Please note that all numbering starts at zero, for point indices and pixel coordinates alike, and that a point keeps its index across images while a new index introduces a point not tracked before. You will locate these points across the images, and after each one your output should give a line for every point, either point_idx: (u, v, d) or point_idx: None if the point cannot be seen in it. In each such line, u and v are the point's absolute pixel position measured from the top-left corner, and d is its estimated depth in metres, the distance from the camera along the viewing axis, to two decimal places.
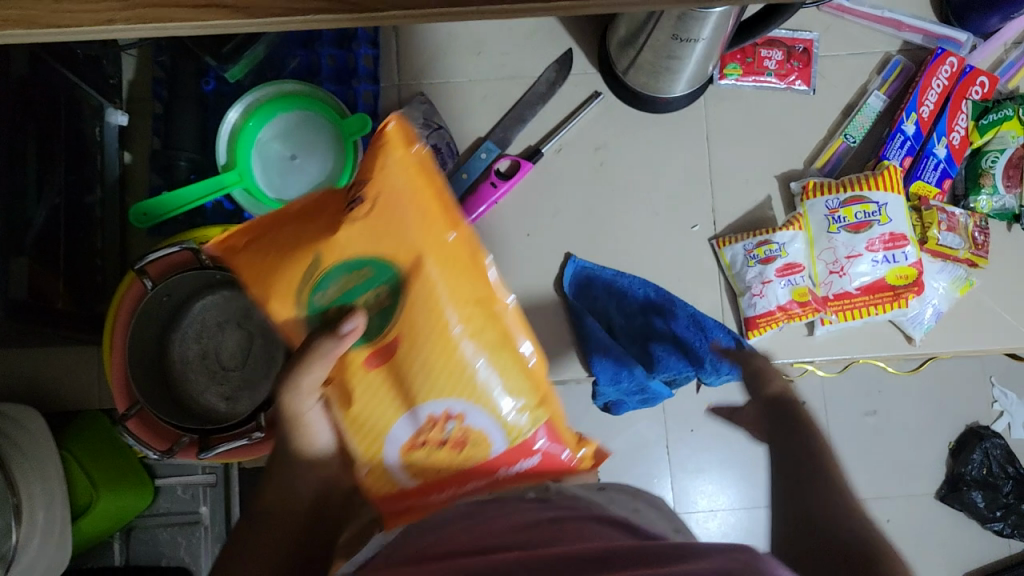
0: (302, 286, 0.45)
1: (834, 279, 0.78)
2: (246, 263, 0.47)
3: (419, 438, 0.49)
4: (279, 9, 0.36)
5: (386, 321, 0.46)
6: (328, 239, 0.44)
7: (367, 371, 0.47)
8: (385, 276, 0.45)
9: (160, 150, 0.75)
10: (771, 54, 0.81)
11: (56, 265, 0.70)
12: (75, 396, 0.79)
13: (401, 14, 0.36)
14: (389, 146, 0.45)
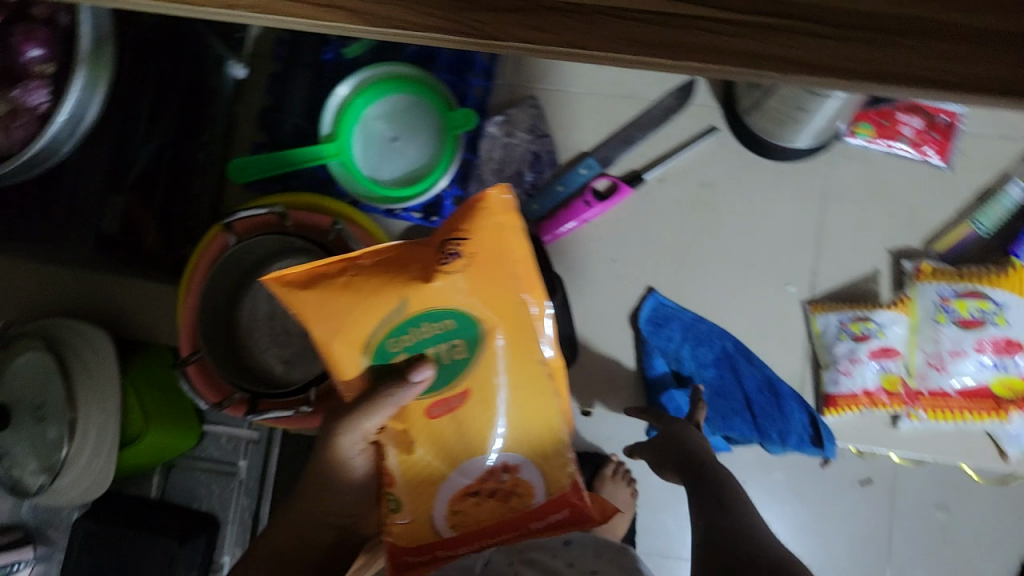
0: (377, 334, 0.43)
1: (931, 373, 0.74)
2: (309, 309, 0.42)
3: (470, 486, 0.48)
4: (400, 21, 0.34)
5: (456, 375, 0.46)
6: (419, 292, 0.42)
7: (429, 419, 0.47)
8: (466, 329, 0.45)
9: (269, 109, 0.76)
10: (909, 121, 0.75)
11: (151, 206, 0.71)
12: (144, 331, 0.80)
13: (520, 49, 0.34)
14: (489, 206, 0.43)
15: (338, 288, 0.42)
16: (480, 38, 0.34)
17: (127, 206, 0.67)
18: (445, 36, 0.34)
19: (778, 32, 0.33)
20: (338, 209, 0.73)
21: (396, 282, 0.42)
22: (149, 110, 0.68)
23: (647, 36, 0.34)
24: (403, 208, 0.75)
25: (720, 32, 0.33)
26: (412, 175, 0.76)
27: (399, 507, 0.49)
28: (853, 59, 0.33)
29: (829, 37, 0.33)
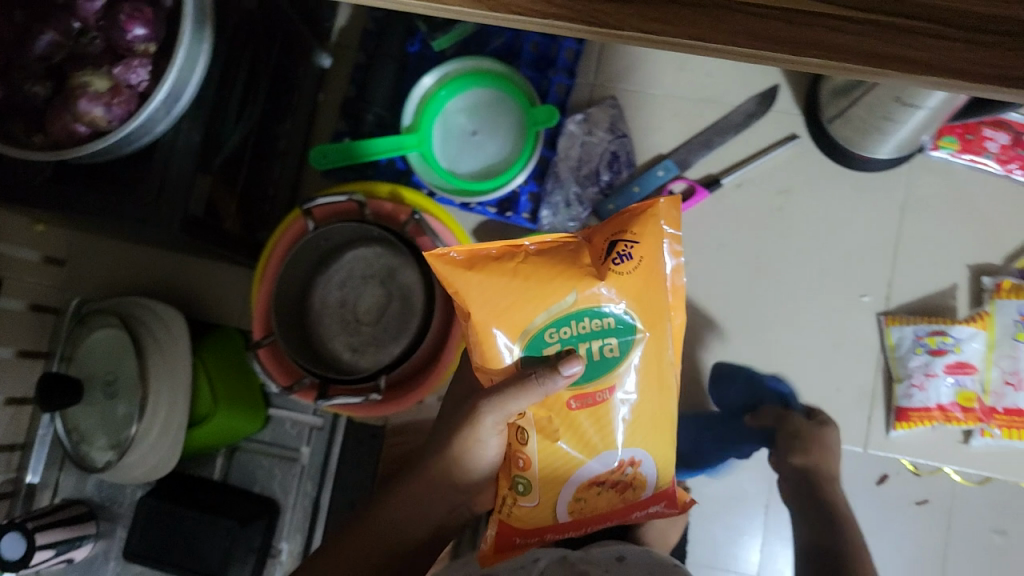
0: (536, 324, 0.44)
1: (1008, 391, 0.72)
2: (475, 290, 0.43)
3: (597, 476, 0.47)
4: (519, 7, 0.31)
5: (599, 375, 0.45)
6: (585, 286, 0.43)
7: (567, 412, 0.45)
8: (623, 330, 0.44)
9: (353, 99, 0.76)
10: (996, 136, 0.74)
11: (234, 189, 0.71)
12: (219, 311, 0.82)
13: (637, 39, 0.32)
14: (661, 210, 0.44)
15: (505, 273, 0.43)
16: (597, 27, 0.31)
17: (212, 186, 0.67)
18: (561, 23, 0.32)
19: (904, 30, 0.30)
20: (415, 200, 0.73)
21: (563, 274, 0.43)
22: (241, 94, 0.68)
23: (769, 29, 0.31)
24: (474, 201, 0.75)
25: (848, 30, 0.31)
26: (490, 170, 0.75)
27: (528, 491, 0.48)
28: (986, 58, 0.30)
29: (960, 38, 0.30)
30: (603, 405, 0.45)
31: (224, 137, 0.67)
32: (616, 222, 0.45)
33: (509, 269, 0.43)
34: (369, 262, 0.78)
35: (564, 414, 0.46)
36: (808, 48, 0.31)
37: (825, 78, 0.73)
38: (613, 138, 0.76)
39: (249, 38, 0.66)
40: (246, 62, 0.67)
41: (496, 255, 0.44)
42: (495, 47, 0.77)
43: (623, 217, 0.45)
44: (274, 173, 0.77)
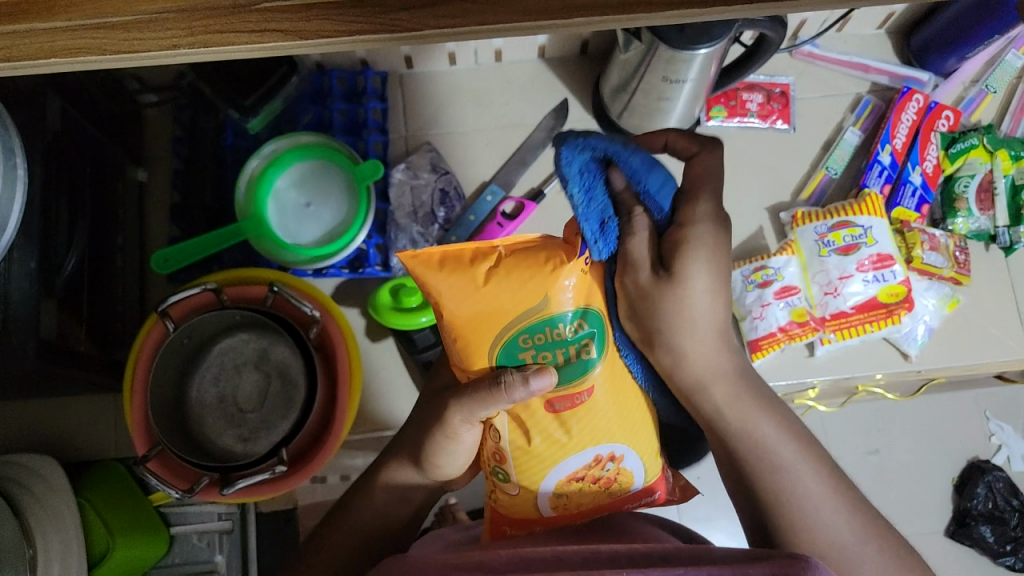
0: (511, 330, 0.48)
1: (829, 300, 0.82)
2: (453, 298, 0.46)
3: (577, 474, 0.53)
4: (327, 30, 0.39)
5: (575, 374, 0.49)
6: (557, 290, 0.47)
7: (545, 412, 0.50)
8: (590, 332, 0.49)
9: (181, 202, 0.79)
10: (752, 97, 0.88)
11: (80, 312, 0.71)
12: (90, 446, 0.79)
13: (432, 35, 0.40)
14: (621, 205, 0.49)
15: (482, 280, 0.46)
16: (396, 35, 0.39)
17: (58, 312, 0.67)
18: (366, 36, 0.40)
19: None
20: (269, 276, 0.76)
21: (541, 275, 0.46)
22: (67, 217, 0.69)
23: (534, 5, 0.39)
24: (326, 265, 0.78)
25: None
26: (331, 234, 0.79)
27: (507, 479, 0.55)
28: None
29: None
30: (580, 407, 0.50)
31: (59, 261, 0.68)
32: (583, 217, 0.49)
33: (484, 274, 0.46)
34: (239, 349, 0.78)
35: (542, 417, 0.50)
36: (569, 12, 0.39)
37: (604, 82, 0.83)
38: (439, 175, 0.82)
39: (61, 162, 0.68)
40: (63, 186, 0.68)
41: (471, 260, 0.46)
42: (306, 124, 0.83)
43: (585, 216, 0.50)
44: (119, 291, 0.77)
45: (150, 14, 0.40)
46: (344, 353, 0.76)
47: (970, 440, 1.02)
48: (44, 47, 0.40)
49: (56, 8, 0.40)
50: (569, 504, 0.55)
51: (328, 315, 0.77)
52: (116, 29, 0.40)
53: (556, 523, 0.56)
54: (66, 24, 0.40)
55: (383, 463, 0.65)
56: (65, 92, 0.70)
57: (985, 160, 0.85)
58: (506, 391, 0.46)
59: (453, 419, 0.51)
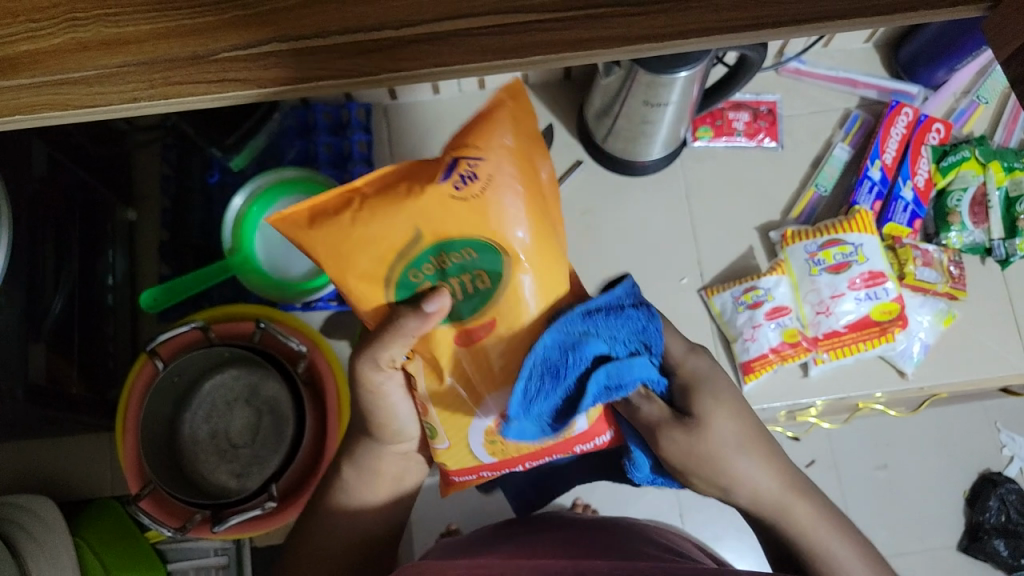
0: (395, 270, 0.45)
1: (822, 319, 0.81)
2: (322, 246, 0.44)
3: (503, 422, 0.51)
4: (287, 78, 0.40)
5: (472, 308, 0.47)
6: (427, 223, 0.43)
7: (452, 348, 0.48)
8: (482, 257, 0.45)
9: (170, 240, 0.80)
10: (739, 116, 0.87)
11: (70, 354, 0.72)
12: (86, 485, 0.80)
13: (393, 78, 0.40)
14: (495, 122, 0.44)
15: (346, 226, 0.43)
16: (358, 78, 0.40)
17: (48, 353, 0.68)
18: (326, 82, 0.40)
19: (596, 18, 0.40)
20: (259, 312, 0.77)
21: (402, 209, 0.43)
22: (54, 259, 0.70)
23: (494, 44, 0.40)
24: (315, 298, 0.79)
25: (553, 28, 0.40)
26: (320, 266, 0.80)
27: (436, 435, 0.54)
28: (663, 23, 0.40)
29: (642, 13, 0.40)
30: (483, 339, 0.47)
31: (48, 303, 0.68)
32: (456, 140, 0.44)
33: (351, 218, 0.43)
34: (229, 385, 0.79)
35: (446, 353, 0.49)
36: (529, 49, 0.40)
37: (587, 106, 0.83)
38: None
39: (47, 206, 0.69)
40: (50, 231, 0.69)
41: (338, 208, 0.44)
42: (293, 158, 0.84)
43: (467, 132, 0.45)
44: (108, 330, 0.78)
45: (112, 67, 0.40)
46: (333, 386, 0.76)
47: (981, 454, 0.99)
48: (7, 105, 0.40)
49: (18, 66, 0.40)
50: (507, 449, 0.54)
51: (316, 350, 0.77)
52: (78, 83, 0.40)
53: (499, 467, 0.56)
54: (29, 81, 0.40)
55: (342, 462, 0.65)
56: (50, 137, 0.71)
57: (978, 173, 0.83)
58: (397, 330, 0.46)
59: (364, 368, 0.52)
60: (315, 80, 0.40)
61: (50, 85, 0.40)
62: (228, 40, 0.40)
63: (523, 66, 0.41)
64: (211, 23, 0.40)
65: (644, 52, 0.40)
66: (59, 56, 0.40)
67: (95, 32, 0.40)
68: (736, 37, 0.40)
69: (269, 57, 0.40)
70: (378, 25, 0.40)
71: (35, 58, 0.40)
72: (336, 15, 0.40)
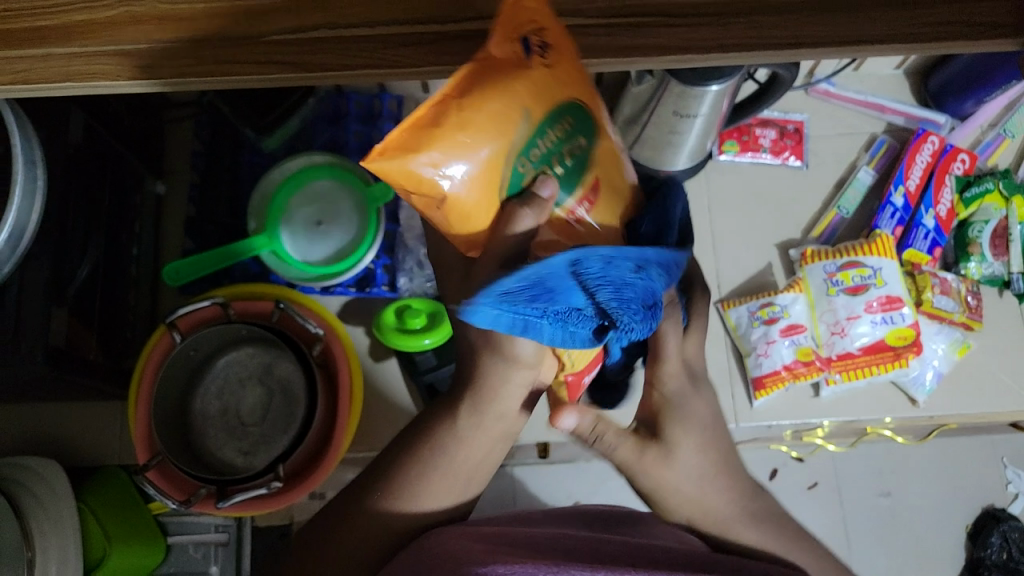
0: (510, 165, 0.41)
1: (836, 339, 0.81)
2: (433, 165, 0.38)
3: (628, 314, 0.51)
4: (332, 64, 0.40)
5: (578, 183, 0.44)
6: (534, 101, 0.40)
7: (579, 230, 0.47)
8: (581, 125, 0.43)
9: (196, 216, 0.81)
10: (766, 133, 0.88)
11: (91, 322, 0.72)
12: (95, 452, 0.80)
13: (436, 71, 0.41)
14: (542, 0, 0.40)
15: (455, 140, 0.38)
16: (402, 69, 0.40)
17: (71, 319, 0.69)
18: (372, 72, 0.40)
19: (640, 27, 0.41)
20: (276, 293, 0.78)
21: (507, 92, 0.39)
22: (83, 226, 0.70)
23: None
24: (335, 282, 0.79)
25: (596, 34, 0.41)
26: (341, 254, 0.80)
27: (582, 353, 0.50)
28: (704, 35, 0.40)
29: (684, 24, 0.40)
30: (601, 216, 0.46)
31: (75, 270, 0.69)
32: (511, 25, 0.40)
33: (453, 125, 0.38)
34: (244, 363, 0.79)
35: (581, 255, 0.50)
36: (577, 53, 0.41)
37: (617, 113, 0.83)
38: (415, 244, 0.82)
39: (80, 174, 0.70)
40: (81, 197, 0.70)
41: (432, 121, 0.38)
42: (322, 143, 0.85)
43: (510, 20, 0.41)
44: (129, 301, 0.79)
45: (162, 43, 0.40)
46: (346, 370, 0.76)
47: (986, 489, 0.99)
48: (58, 72, 0.41)
49: (72, 33, 0.41)
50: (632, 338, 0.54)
51: (333, 333, 0.77)
52: (128, 55, 0.41)
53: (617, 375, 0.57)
54: (81, 49, 0.41)
55: (439, 413, 0.57)
56: (87, 105, 0.71)
57: (1000, 206, 0.83)
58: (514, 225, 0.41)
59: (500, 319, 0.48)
60: (361, 68, 0.40)
61: (100, 55, 0.41)
62: (281, 23, 0.41)
63: None
64: (262, 6, 0.41)
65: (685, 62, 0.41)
66: (111, 28, 0.41)
67: (149, 7, 0.41)
68: (774, 54, 0.40)
69: (318, 43, 0.40)
70: (428, 17, 0.41)
71: (89, 28, 0.41)
72: (385, 6, 0.40)
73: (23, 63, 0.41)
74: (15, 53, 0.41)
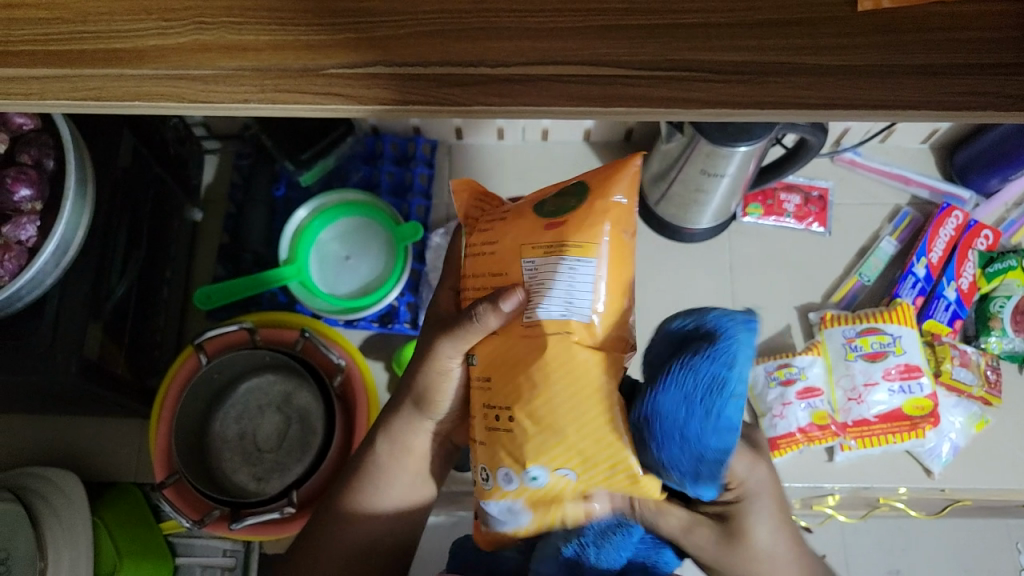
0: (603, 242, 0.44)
1: (852, 406, 0.80)
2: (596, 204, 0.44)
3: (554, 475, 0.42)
4: (383, 99, 0.42)
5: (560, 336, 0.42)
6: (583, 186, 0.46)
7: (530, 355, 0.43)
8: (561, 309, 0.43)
9: (230, 243, 0.84)
10: (790, 198, 0.90)
11: (122, 339, 0.74)
12: (112, 468, 0.81)
13: (483, 111, 0.42)
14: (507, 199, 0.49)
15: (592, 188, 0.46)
16: (451, 107, 0.42)
17: (104, 334, 0.70)
18: (421, 107, 0.42)
19: (680, 81, 0.41)
20: (303, 322, 0.80)
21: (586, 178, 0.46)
22: (125, 245, 0.73)
23: (581, 90, 0.42)
24: (359, 316, 0.81)
25: (629, 81, 0.41)
26: (367, 287, 0.83)
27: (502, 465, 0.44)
28: (741, 92, 0.41)
29: (723, 80, 0.41)
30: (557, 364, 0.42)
31: (113, 286, 0.71)
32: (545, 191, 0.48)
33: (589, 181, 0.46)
34: (265, 390, 0.81)
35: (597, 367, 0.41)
36: (611, 101, 0.41)
37: (645, 169, 0.86)
38: None
39: (128, 197, 0.72)
40: (126, 216, 0.73)
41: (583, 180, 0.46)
42: (356, 182, 0.89)
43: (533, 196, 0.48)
44: (159, 321, 0.81)
45: (228, 70, 0.43)
46: (364, 403, 0.77)
47: (1002, 574, 0.96)
48: (129, 91, 0.43)
49: (144, 57, 0.43)
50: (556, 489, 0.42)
51: (354, 364, 0.79)
52: (194, 80, 0.43)
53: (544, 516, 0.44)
54: (150, 72, 0.43)
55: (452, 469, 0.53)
56: (140, 130, 0.75)
57: (1023, 283, 0.84)
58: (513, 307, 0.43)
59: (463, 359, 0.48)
60: (412, 104, 0.42)
61: (169, 78, 0.43)
62: (336, 59, 0.43)
63: (604, 115, 0.43)
64: (324, 41, 0.43)
65: (726, 118, 0.41)
66: (182, 54, 0.43)
67: (218, 37, 0.43)
68: (806, 113, 0.41)
69: (371, 79, 0.42)
70: (476, 61, 0.42)
71: (161, 53, 0.43)
72: (438, 48, 0.42)
73: (96, 81, 0.43)
74: (87, 71, 0.43)
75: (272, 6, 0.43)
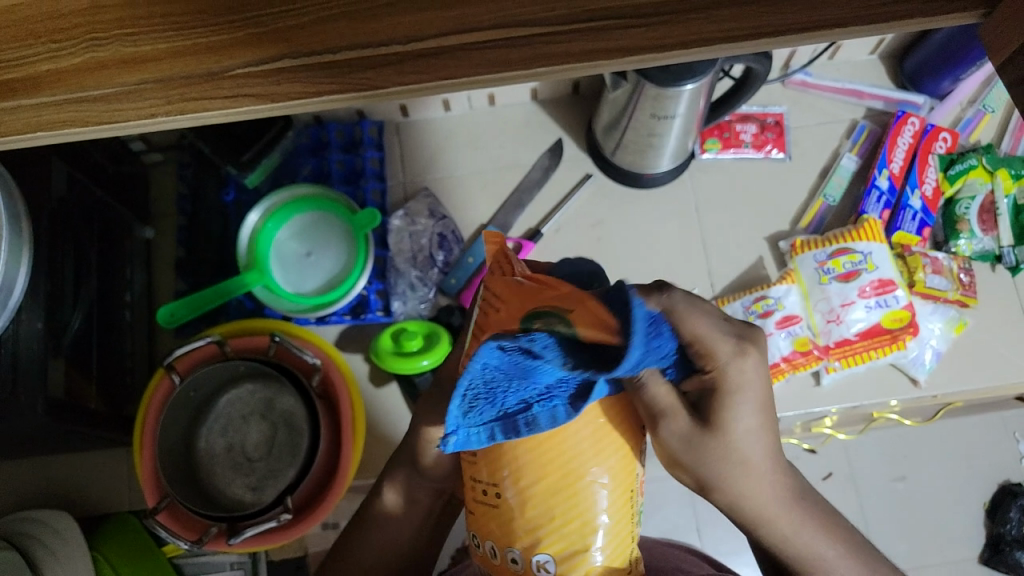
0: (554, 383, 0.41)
1: (833, 327, 0.80)
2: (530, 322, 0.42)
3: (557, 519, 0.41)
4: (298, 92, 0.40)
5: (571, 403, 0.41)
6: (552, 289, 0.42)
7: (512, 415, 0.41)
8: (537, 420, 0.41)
9: (185, 258, 0.82)
10: (746, 128, 0.88)
11: (90, 371, 0.73)
12: (106, 499, 0.81)
13: (401, 90, 0.41)
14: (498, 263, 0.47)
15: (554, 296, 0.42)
16: (368, 92, 0.40)
17: (68, 369, 0.69)
18: (337, 95, 0.40)
19: (596, 31, 0.40)
20: (270, 327, 0.78)
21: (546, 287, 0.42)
22: (73, 276, 0.71)
23: (500, 54, 0.40)
24: (328, 312, 0.80)
25: (548, 39, 0.40)
26: (332, 282, 0.81)
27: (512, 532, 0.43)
28: (663, 34, 0.39)
29: (643, 24, 0.39)
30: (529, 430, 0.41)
31: (68, 319, 0.69)
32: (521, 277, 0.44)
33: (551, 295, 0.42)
34: (246, 400, 0.80)
35: (581, 435, 0.41)
36: (534, 61, 0.40)
37: (596, 121, 0.84)
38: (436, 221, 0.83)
39: (68, 225, 0.70)
40: (69, 245, 0.70)
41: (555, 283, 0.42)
42: (306, 176, 0.87)
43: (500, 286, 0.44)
44: (125, 346, 0.80)
45: (128, 85, 0.41)
46: (347, 398, 0.76)
47: (999, 465, 0.98)
48: (30, 122, 0.41)
49: (40, 84, 0.41)
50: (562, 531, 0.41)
51: (331, 362, 0.78)
52: (95, 101, 0.41)
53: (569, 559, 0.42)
54: (49, 99, 0.41)
55: None
56: (69, 155, 0.72)
57: (985, 181, 0.84)
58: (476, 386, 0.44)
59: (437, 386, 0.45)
60: (323, 94, 0.40)
61: (70, 102, 0.41)
62: (242, 56, 0.41)
63: (530, 78, 0.41)
64: (224, 40, 0.41)
65: (655, 64, 0.40)
66: (79, 74, 0.41)
67: (112, 51, 0.41)
68: (736, 46, 0.39)
69: (283, 72, 0.40)
70: (387, 39, 0.40)
71: (55, 77, 0.41)
72: (346, 31, 0.40)
73: None
74: None
75: (164, 10, 0.41)
